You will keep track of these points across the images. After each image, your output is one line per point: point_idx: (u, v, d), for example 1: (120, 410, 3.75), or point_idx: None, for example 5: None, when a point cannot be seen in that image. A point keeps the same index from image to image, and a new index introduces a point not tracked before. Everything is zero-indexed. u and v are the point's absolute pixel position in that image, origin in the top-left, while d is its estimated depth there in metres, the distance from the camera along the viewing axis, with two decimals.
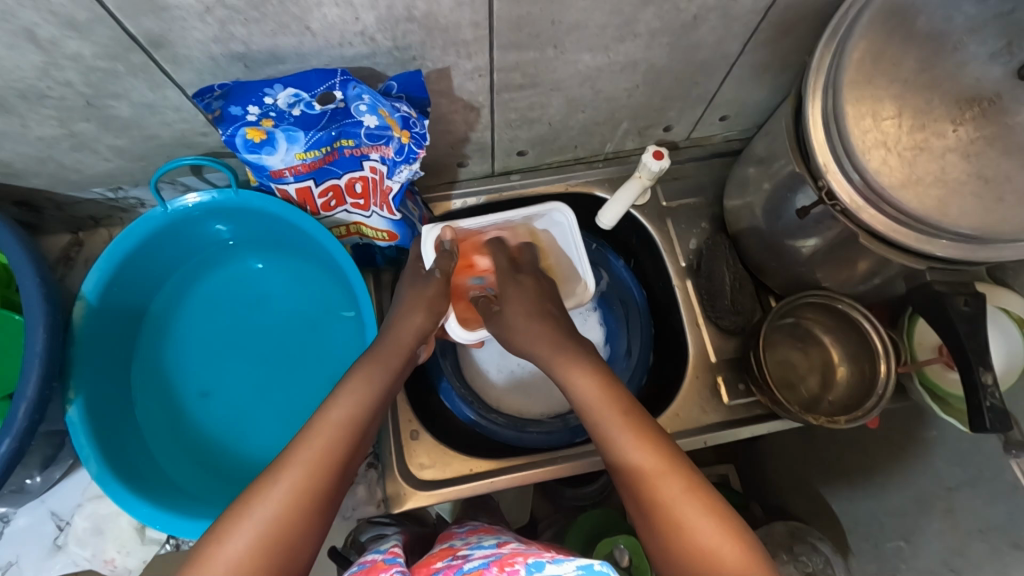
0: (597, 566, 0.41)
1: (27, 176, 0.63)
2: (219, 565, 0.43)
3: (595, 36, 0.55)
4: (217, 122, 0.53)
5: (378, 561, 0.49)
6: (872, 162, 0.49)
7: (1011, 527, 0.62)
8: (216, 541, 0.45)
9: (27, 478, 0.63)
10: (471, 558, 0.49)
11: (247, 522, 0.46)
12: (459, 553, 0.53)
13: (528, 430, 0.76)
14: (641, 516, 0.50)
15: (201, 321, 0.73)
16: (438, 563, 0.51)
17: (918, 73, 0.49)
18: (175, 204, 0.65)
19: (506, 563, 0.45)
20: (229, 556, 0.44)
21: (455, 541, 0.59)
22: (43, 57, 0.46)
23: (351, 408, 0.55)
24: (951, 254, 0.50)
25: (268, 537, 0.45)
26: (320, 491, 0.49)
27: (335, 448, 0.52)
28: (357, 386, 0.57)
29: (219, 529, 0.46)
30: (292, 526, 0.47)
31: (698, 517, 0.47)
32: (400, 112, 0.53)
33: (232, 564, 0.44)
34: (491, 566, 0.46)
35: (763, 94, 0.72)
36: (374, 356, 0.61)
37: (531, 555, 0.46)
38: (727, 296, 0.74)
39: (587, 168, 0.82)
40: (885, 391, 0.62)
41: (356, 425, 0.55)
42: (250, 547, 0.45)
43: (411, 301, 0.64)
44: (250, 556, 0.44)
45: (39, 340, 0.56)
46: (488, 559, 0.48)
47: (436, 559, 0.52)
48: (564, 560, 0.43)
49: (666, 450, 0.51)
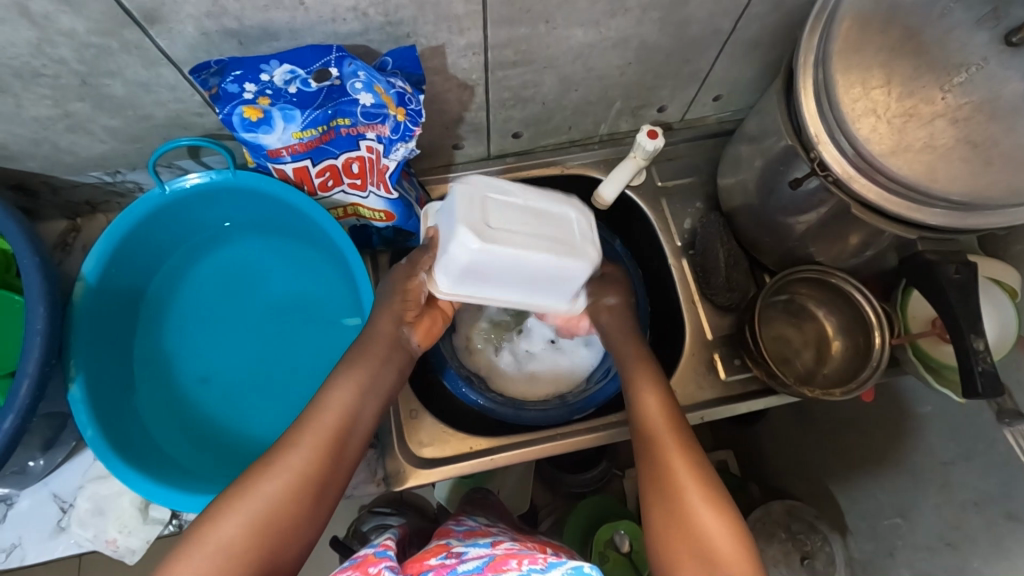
0: (586, 569, 0.42)
1: (23, 158, 0.63)
2: (210, 548, 0.44)
3: (586, 10, 0.56)
4: (214, 100, 0.53)
5: (368, 556, 0.48)
6: (862, 130, 0.50)
7: (1005, 498, 0.63)
8: (209, 519, 0.46)
9: (29, 460, 0.64)
10: (464, 558, 0.48)
11: (242, 502, 0.47)
12: (453, 550, 0.52)
13: (526, 409, 0.75)
14: (650, 497, 0.54)
15: (201, 304, 0.73)
16: (431, 560, 0.49)
17: (904, 40, 0.49)
18: (175, 184, 0.65)
19: (499, 565, 0.45)
20: (220, 539, 0.45)
21: (452, 538, 0.58)
22: (37, 33, 0.47)
23: (348, 395, 0.55)
24: (943, 222, 0.51)
25: (264, 521, 0.46)
26: (317, 479, 0.50)
27: (330, 442, 0.52)
28: (354, 373, 0.56)
29: (216, 508, 0.47)
30: (286, 509, 0.48)
31: (702, 509, 0.51)
32: (396, 88, 0.54)
33: (220, 545, 0.45)
34: (485, 569, 0.45)
35: (755, 72, 0.73)
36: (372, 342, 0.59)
37: (525, 559, 0.45)
38: (721, 273, 0.73)
39: (583, 150, 0.82)
40: (880, 362, 0.63)
41: (354, 408, 0.54)
42: (240, 530, 0.46)
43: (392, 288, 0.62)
44: (241, 538, 0.45)
45: (39, 318, 0.55)
46: (482, 561, 0.47)
47: (429, 556, 0.51)
48: (556, 567, 0.43)
49: (687, 444, 0.56)
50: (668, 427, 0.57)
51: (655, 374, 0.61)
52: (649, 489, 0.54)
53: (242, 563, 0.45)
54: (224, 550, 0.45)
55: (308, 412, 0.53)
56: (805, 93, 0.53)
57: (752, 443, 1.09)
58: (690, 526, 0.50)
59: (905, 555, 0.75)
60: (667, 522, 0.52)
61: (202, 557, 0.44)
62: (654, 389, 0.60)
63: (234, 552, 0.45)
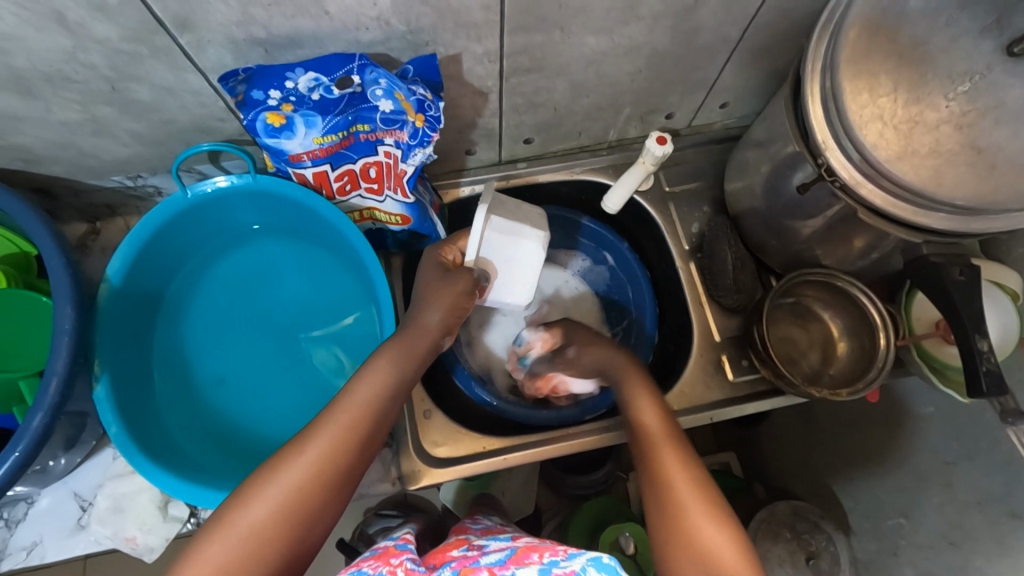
0: (606, 559, 0.43)
1: (49, 162, 0.64)
2: (240, 535, 0.46)
3: (599, 19, 0.57)
4: (239, 106, 0.55)
5: (390, 548, 0.50)
6: (869, 136, 0.51)
7: (1007, 497, 0.64)
8: (238, 505, 0.47)
9: (51, 458, 0.65)
10: (486, 551, 0.49)
11: (269, 490, 0.47)
12: (474, 543, 0.53)
13: (539, 410, 0.76)
14: (653, 515, 0.50)
15: (218, 307, 0.74)
16: (454, 551, 0.51)
17: (911, 50, 0.51)
18: (198, 187, 0.67)
19: (521, 558, 0.46)
20: (249, 525, 0.46)
21: (471, 534, 0.59)
22: (71, 40, 0.48)
23: (377, 389, 0.54)
24: (946, 226, 0.52)
25: (289, 510, 0.47)
26: (343, 468, 0.50)
27: (355, 432, 0.52)
28: (384, 364, 0.55)
29: (242, 492, 0.48)
30: (312, 499, 0.48)
31: (701, 519, 0.48)
32: (416, 95, 0.55)
33: (250, 531, 0.46)
34: (507, 561, 0.46)
35: (761, 79, 0.75)
36: (402, 338, 0.57)
37: (546, 551, 0.46)
38: (729, 274, 0.76)
39: (592, 155, 0.84)
40: (885, 363, 0.65)
41: (380, 404, 0.54)
42: (271, 518, 0.46)
43: (432, 294, 0.60)
44: (272, 522, 0.46)
45: (67, 318, 0.56)
46: (504, 553, 0.48)
47: (451, 548, 0.53)
48: (576, 554, 0.44)
49: (689, 455, 0.53)
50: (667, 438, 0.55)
51: (647, 390, 0.60)
52: (653, 507, 0.51)
53: (267, 550, 0.46)
54: (249, 536, 0.46)
55: (338, 400, 0.54)
56: (813, 101, 0.55)
57: (757, 443, 1.10)
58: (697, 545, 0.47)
59: (908, 554, 0.76)
60: (673, 540, 0.48)
61: (229, 542, 0.45)
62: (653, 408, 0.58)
63: (261, 540, 0.46)
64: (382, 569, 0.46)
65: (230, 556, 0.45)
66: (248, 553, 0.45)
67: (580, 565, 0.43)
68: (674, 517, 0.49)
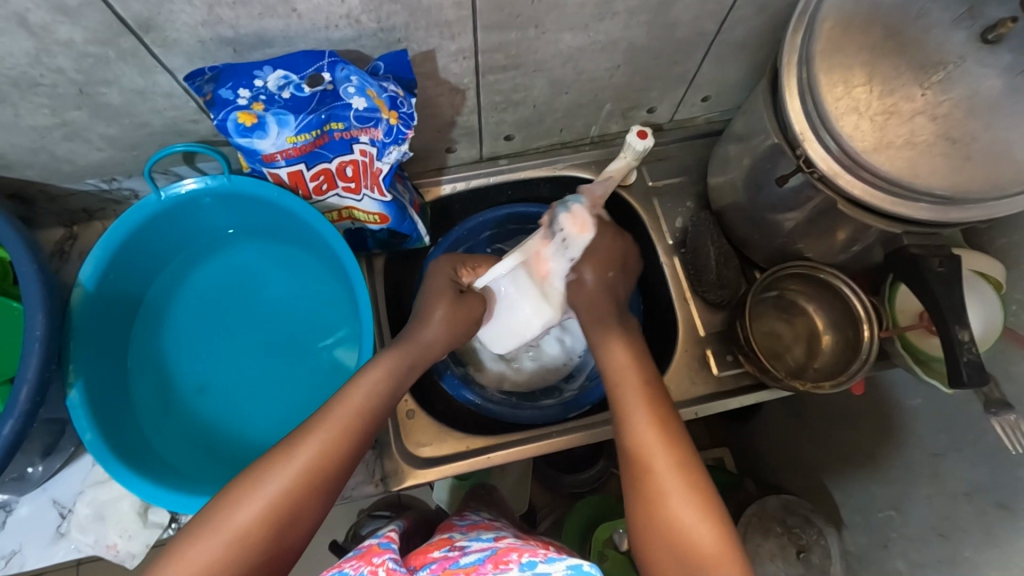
0: (586, 566, 0.41)
1: (21, 167, 0.64)
2: (224, 534, 0.44)
3: (574, 15, 0.57)
4: (208, 106, 0.54)
5: (373, 546, 0.49)
6: (845, 127, 0.51)
7: (995, 488, 0.63)
8: (226, 507, 0.46)
9: (28, 466, 0.64)
10: (467, 551, 0.49)
11: (256, 491, 0.46)
12: (456, 543, 0.52)
13: (523, 408, 0.77)
14: (627, 478, 0.53)
15: (198, 312, 0.74)
16: (435, 552, 0.50)
17: (884, 40, 0.51)
18: (170, 190, 0.66)
19: (500, 558, 0.46)
20: (237, 526, 0.45)
21: (454, 533, 0.59)
22: (35, 43, 0.47)
23: (371, 395, 0.55)
24: (927, 216, 0.52)
25: (276, 510, 0.46)
26: (335, 469, 0.49)
27: (352, 433, 0.51)
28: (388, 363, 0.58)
29: (231, 494, 0.47)
30: (301, 501, 0.47)
31: (665, 465, 0.51)
32: (388, 92, 0.55)
33: (239, 534, 0.44)
34: (486, 562, 0.46)
35: (742, 73, 0.75)
36: (398, 347, 0.60)
37: (525, 553, 0.46)
38: (712, 270, 0.75)
39: (574, 151, 0.83)
40: (869, 355, 0.64)
41: (376, 409, 0.54)
42: (257, 522, 0.45)
43: (433, 293, 0.66)
44: (258, 527, 0.45)
45: (39, 324, 0.56)
46: (483, 553, 0.48)
47: (433, 549, 0.52)
48: (556, 560, 0.43)
49: (673, 436, 0.53)
50: (645, 403, 0.55)
51: (626, 342, 0.62)
52: (625, 466, 0.53)
53: (257, 553, 0.45)
54: (240, 536, 0.44)
55: (329, 401, 0.53)
56: (790, 93, 0.55)
57: (749, 439, 1.10)
58: (667, 512, 0.49)
59: (899, 546, 0.76)
60: (646, 504, 0.50)
61: (216, 543, 0.44)
62: (624, 365, 0.59)
63: (245, 543, 0.44)
64: (364, 568, 0.45)
65: (214, 557, 0.43)
66: (230, 556, 0.44)
67: (559, 573, 0.41)
68: (647, 481, 0.51)
